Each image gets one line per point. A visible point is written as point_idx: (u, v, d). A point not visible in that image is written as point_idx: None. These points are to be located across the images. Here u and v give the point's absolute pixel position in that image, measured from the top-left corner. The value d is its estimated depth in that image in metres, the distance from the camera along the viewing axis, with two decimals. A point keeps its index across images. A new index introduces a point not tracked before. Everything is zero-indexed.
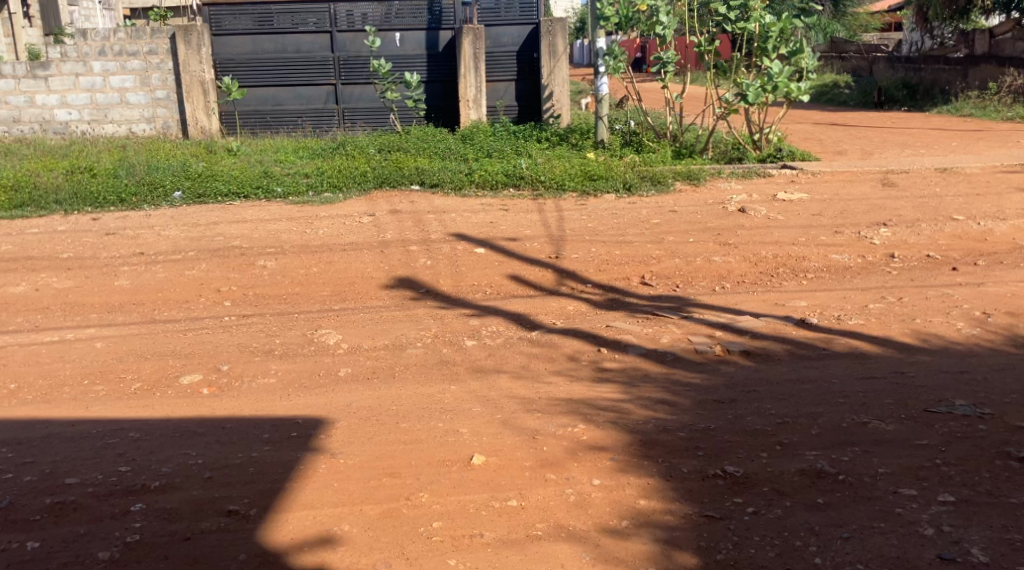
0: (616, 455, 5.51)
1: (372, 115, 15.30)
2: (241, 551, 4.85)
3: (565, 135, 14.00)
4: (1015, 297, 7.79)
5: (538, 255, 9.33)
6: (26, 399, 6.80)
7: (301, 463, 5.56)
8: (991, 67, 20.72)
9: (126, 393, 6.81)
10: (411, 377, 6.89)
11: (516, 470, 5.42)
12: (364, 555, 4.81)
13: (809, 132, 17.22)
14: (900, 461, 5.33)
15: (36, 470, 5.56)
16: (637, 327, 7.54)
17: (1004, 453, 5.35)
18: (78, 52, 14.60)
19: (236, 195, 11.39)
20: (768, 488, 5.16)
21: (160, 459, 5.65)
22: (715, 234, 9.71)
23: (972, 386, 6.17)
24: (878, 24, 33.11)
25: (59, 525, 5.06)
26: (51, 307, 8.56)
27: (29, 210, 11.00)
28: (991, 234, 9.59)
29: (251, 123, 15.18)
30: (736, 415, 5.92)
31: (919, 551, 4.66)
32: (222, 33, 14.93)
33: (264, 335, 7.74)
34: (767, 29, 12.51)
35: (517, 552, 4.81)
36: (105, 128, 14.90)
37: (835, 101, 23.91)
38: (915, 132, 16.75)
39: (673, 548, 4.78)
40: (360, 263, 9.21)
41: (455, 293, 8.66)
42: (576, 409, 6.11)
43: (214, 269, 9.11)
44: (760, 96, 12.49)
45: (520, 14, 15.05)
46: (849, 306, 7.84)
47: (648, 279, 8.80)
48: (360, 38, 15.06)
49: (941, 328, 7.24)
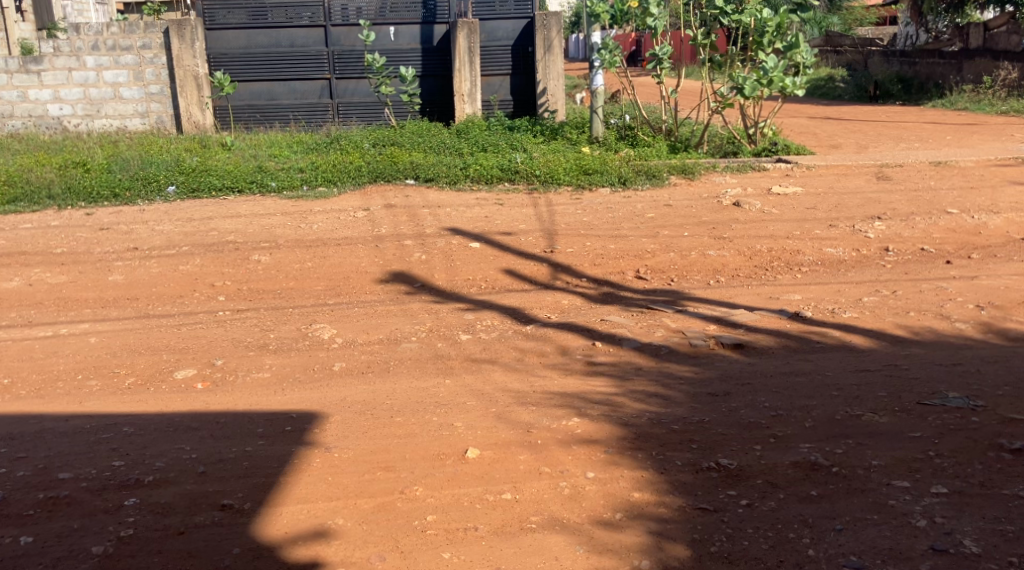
0: (609, 448, 5.52)
1: (367, 109, 15.25)
2: (235, 546, 4.85)
3: (559, 129, 13.96)
4: (1009, 290, 7.81)
5: (533, 249, 9.33)
6: (19, 394, 6.78)
7: (295, 457, 5.56)
8: (986, 60, 20.83)
9: (119, 388, 6.79)
10: (406, 371, 6.88)
11: (510, 463, 5.42)
12: (357, 549, 4.81)
13: (805, 126, 17.22)
14: (893, 453, 5.35)
15: (29, 465, 5.54)
16: (631, 321, 7.56)
17: (997, 444, 5.36)
18: (72, 47, 14.58)
19: (231, 190, 11.39)
20: (761, 480, 5.17)
21: (154, 454, 5.64)
22: (710, 228, 9.74)
23: (965, 377, 6.18)
24: (874, 18, 33.25)
25: (53, 520, 5.05)
26: (45, 302, 8.53)
27: (22, 206, 10.98)
28: (985, 227, 9.62)
29: (245, 118, 15.13)
30: (729, 408, 5.93)
31: (912, 543, 4.67)
32: (216, 27, 14.84)
33: (259, 330, 7.72)
34: (762, 23, 12.49)
35: (512, 545, 4.81)
36: (98, 123, 14.87)
37: (829, 94, 23.96)
38: (912, 126, 16.76)
39: (665, 540, 4.79)
40: (355, 258, 9.18)
41: (450, 287, 8.65)
42: (570, 403, 6.11)
43: (208, 264, 9.08)
44: (754, 91, 12.38)
45: (515, 8, 15.09)
46: (844, 299, 7.85)
47: (643, 273, 8.80)
48: (355, 32, 15.05)
49: (934, 321, 7.26)
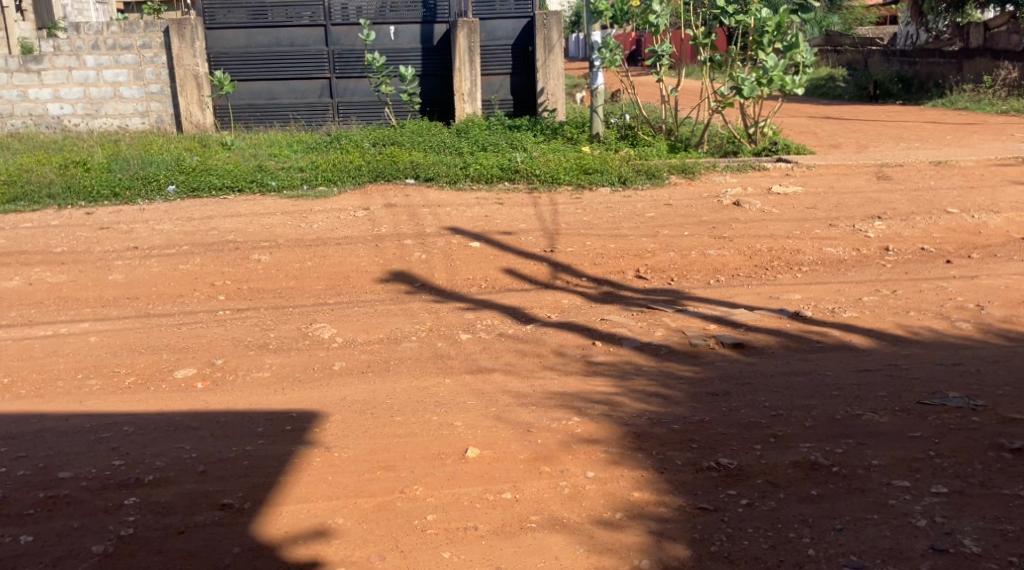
0: (609, 448, 5.51)
1: (367, 109, 15.25)
2: (236, 545, 4.85)
3: (560, 128, 13.98)
4: (1009, 289, 7.81)
5: (533, 249, 9.33)
6: (19, 393, 6.78)
7: (295, 457, 5.56)
8: (985, 60, 20.85)
9: (119, 387, 6.80)
10: (406, 370, 6.88)
11: (510, 462, 5.42)
12: (357, 548, 4.81)
13: (805, 125, 17.23)
14: (893, 452, 5.34)
15: (29, 465, 5.54)
16: (631, 320, 7.56)
17: (997, 444, 5.36)
18: (72, 46, 14.57)
19: (231, 189, 11.38)
20: (761, 480, 5.17)
21: (154, 453, 5.64)
22: (710, 227, 9.74)
23: (965, 377, 6.18)
24: (874, 18, 33.27)
25: (53, 519, 5.05)
26: (45, 301, 8.53)
27: (22, 205, 10.97)
28: (985, 226, 9.61)
29: (245, 117, 15.13)
30: (730, 407, 5.93)
31: (912, 542, 4.67)
32: (216, 27, 14.85)
33: (259, 329, 7.73)
34: (762, 23, 12.46)
35: (512, 544, 4.81)
36: (98, 122, 14.86)
37: (830, 94, 23.95)
38: (912, 125, 16.77)
39: (665, 540, 4.79)
40: (355, 257, 9.18)
41: (450, 287, 8.65)
42: (571, 402, 6.11)
43: (208, 263, 9.08)
44: (754, 90, 12.37)
45: (515, 7, 15.08)
46: (844, 299, 7.85)
47: (643, 272, 8.80)
48: (355, 32, 15.05)
49: (934, 320, 7.26)
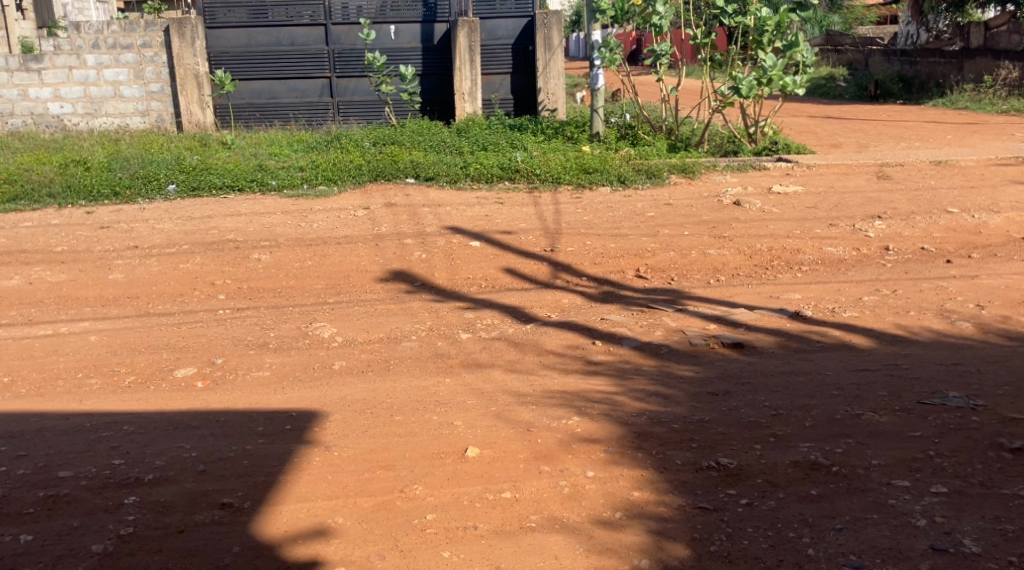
0: (609, 447, 5.51)
1: (367, 108, 15.25)
2: (235, 544, 4.86)
3: (560, 127, 13.99)
4: (1009, 289, 7.81)
5: (533, 248, 9.33)
6: (19, 392, 6.78)
7: (295, 456, 5.56)
8: (986, 59, 20.86)
9: (120, 386, 6.80)
10: (406, 370, 6.88)
11: (510, 462, 5.42)
12: (357, 547, 4.81)
13: (805, 125, 17.22)
14: (893, 452, 5.34)
15: (29, 464, 5.54)
16: (631, 320, 7.57)
17: (997, 444, 5.36)
18: (72, 45, 14.57)
19: (230, 188, 11.38)
20: (761, 480, 5.17)
21: (153, 452, 5.64)
22: (710, 226, 9.75)
23: (964, 377, 6.18)
24: (874, 18, 33.24)
25: (53, 518, 5.05)
26: (45, 300, 8.54)
27: (22, 204, 10.98)
28: (985, 226, 9.61)
29: (246, 116, 15.14)
30: (730, 407, 5.93)
31: (912, 542, 4.67)
32: (216, 26, 14.85)
33: (259, 328, 7.73)
34: (762, 22, 12.42)
35: (512, 544, 4.81)
36: (98, 121, 14.86)
37: (830, 94, 23.91)
38: (912, 125, 16.77)
39: (665, 539, 4.79)
40: (355, 256, 9.19)
41: (450, 286, 8.64)
42: (570, 402, 6.11)
43: (208, 262, 9.09)
44: (754, 90, 12.34)
45: (516, 6, 15.07)
46: (844, 298, 7.85)
47: (643, 271, 8.80)
48: (355, 31, 15.05)
49: (934, 320, 7.26)
